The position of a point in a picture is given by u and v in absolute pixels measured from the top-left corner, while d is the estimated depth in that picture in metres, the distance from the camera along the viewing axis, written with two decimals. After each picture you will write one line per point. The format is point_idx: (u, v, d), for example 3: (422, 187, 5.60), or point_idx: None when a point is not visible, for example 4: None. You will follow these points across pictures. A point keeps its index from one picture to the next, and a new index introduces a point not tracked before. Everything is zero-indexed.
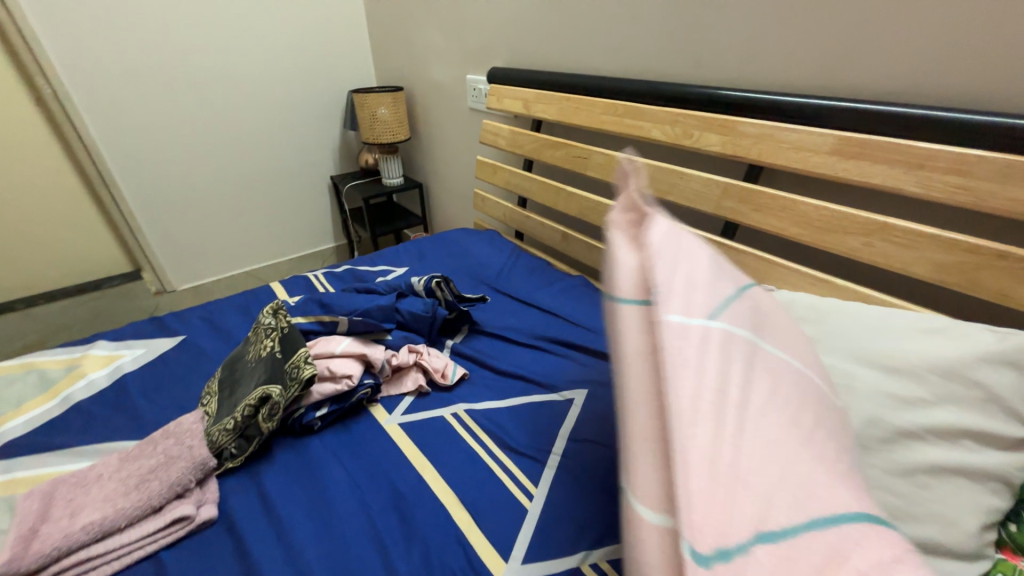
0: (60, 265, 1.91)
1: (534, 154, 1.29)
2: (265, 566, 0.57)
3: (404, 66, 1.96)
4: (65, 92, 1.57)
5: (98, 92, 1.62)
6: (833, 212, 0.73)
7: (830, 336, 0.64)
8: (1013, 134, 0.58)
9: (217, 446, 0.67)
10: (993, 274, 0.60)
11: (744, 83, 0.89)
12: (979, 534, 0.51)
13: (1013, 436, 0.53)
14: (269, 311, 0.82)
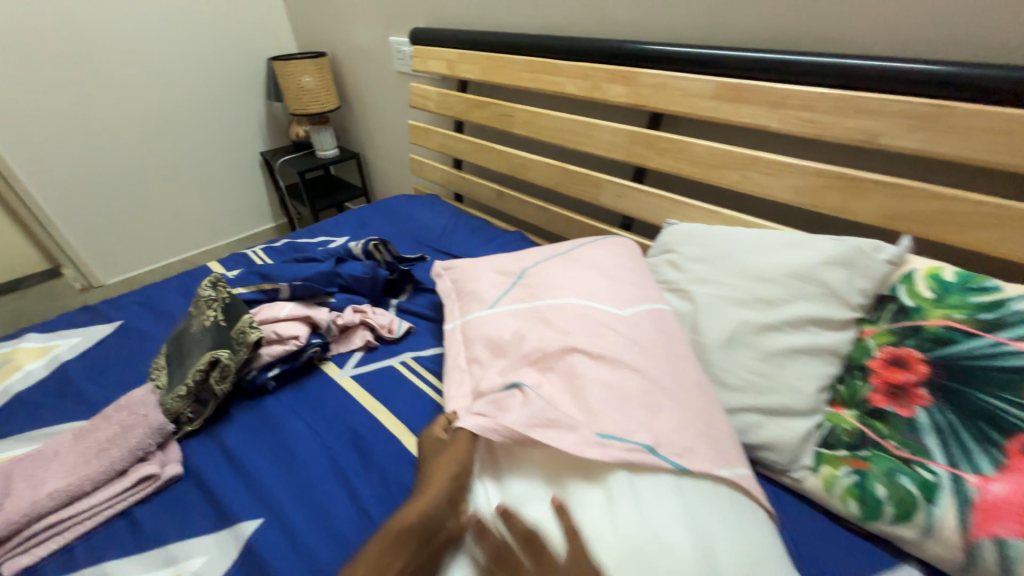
0: None
1: (462, 115, 1.32)
2: (235, 506, 0.63)
3: (324, 30, 1.87)
4: None
5: None
6: (718, 150, 0.84)
7: (721, 261, 0.77)
8: (846, 73, 0.69)
9: (173, 412, 0.71)
10: (834, 193, 0.73)
11: (645, 36, 0.97)
12: (818, 395, 0.64)
13: (847, 318, 0.65)
14: (208, 284, 0.83)
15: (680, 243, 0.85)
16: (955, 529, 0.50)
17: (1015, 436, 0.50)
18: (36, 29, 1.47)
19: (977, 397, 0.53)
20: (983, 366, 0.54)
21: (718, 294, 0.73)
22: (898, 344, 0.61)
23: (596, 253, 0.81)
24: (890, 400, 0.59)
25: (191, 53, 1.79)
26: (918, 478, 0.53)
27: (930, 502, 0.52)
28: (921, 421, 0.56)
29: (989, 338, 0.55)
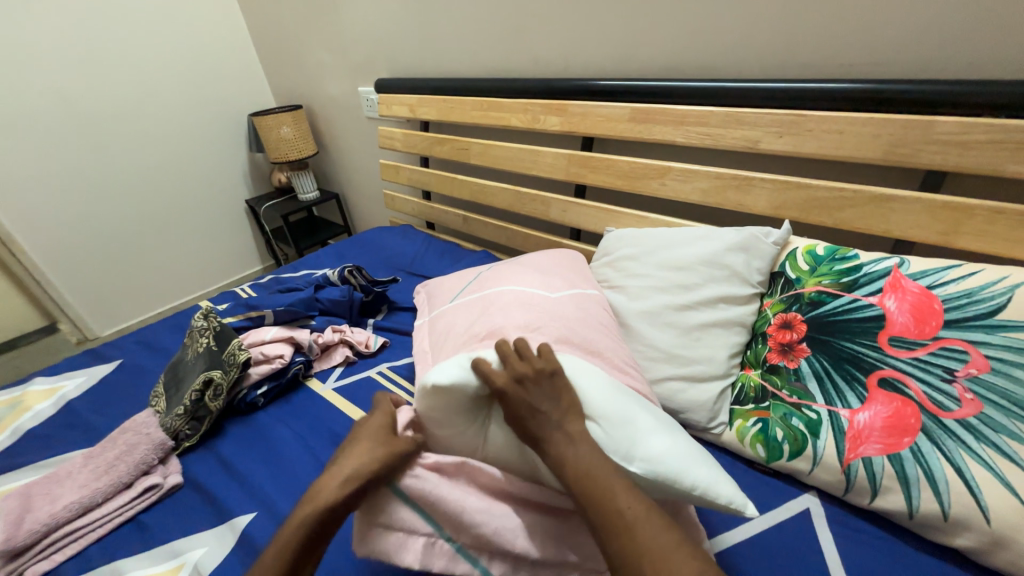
0: None
1: (426, 151, 1.46)
2: (231, 503, 0.72)
3: (299, 85, 2.05)
4: None
5: None
6: (638, 164, 0.97)
7: (646, 256, 0.89)
8: (727, 93, 0.84)
9: (173, 430, 0.80)
10: (731, 191, 0.86)
11: (572, 73, 1.12)
12: (730, 361, 0.75)
13: (748, 294, 0.77)
14: (201, 315, 0.93)
15: (615, 246, 0.97)
16: (834, 455, 0.60)
17: (871, 372, 0.61)
18: (34, 106, 1.61)
19: (842, 345, 0.65)
20: (846, 319, 0.66)
21: (645, 285, 0.85)
22: (787, 310, 0.72)
23: (541, 261, 0.93)
24: (782, 356, 0.70)
25: (177, 115, 1.95)
26: (805, 417, 0.64)
27: (815, 436, 0.62)
28: (804, 371, 0.67)
29: (849, 297, 0.67)
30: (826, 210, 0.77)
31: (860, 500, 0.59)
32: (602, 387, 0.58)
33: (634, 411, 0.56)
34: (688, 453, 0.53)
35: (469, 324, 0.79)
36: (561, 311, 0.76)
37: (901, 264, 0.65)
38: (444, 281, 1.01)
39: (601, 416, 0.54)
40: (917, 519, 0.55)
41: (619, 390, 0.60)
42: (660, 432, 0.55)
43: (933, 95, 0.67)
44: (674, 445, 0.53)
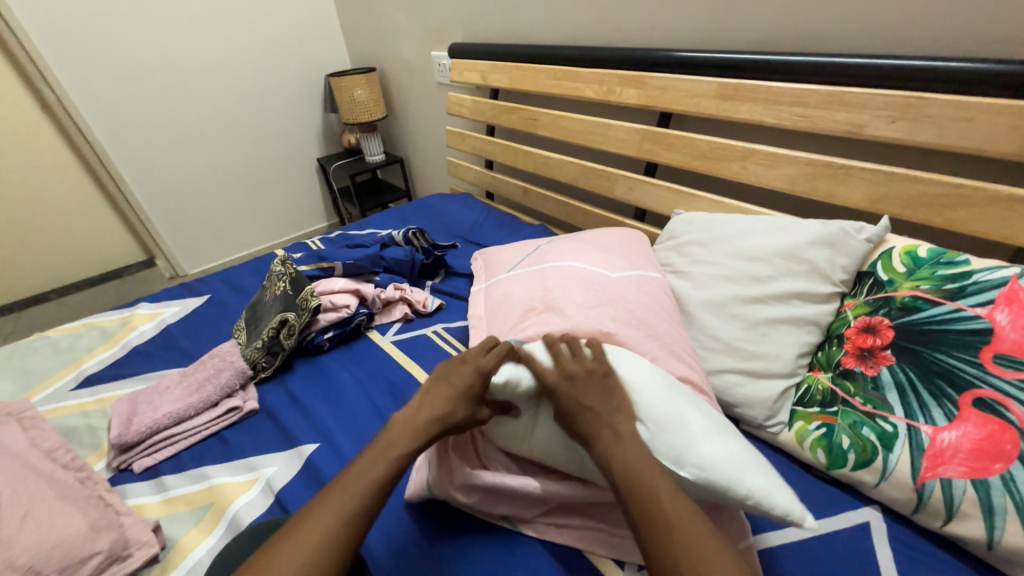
0: (81, 258, 2.09)
1: (493, 120, 1.46)
2: (298, 433, 0.79)
3: (374, 47, 2.09)
4: (68, 97, 1.68)
5: (97, 94, 1.73)
6: (719, 144, 0.91)
7: (717, 243, 0.85)
8: (833, 70, 0.76)
9: (252, 361, 0.88)
10: (823, 180, 0.79)
11: (656, 42, 1.06)
12: (797, 361, 0.71)
13: (828, 292, 0.72)
14: (279, 261, 1.01)
15: (683, 230, 0.93)
16: (907, 472, 0.56)
17: (966, 390, 0.56)
18: (144, 58, 1.77)
19: (934, 358, 0.59)
20: (943, 330, 0.60)
21: (711, 273, 0.82)
22: (872, 314, 0.67)
23: (602, 238, 0.91)
24: (858, 362, 0.66)
25: (263, 72, 2.06)
26: (878, 429, 0.60)
27: (887, 450, 0.58)
28: (884, 379, 0.62)
29: (951, 306, 0.60)
30: (936, 208, 0.69)
31: (931, 522, 0.55)
32: (657, 386, 0.57)
33: (688, 413, 0.54)
34: (745, 464, 0.50)
35: (525, 295, 0.80)
36: (620, 292, 0.75)
37: (1022, 275, 0.58)
38: (502, 254, 1.02)
39: (651, 414, 0.53)
40: (997, 551, 0.51)
41: (673, 389, 0.57)
42: (716, 439, 0.52)
43: None
44: (730, 451, 0.51)
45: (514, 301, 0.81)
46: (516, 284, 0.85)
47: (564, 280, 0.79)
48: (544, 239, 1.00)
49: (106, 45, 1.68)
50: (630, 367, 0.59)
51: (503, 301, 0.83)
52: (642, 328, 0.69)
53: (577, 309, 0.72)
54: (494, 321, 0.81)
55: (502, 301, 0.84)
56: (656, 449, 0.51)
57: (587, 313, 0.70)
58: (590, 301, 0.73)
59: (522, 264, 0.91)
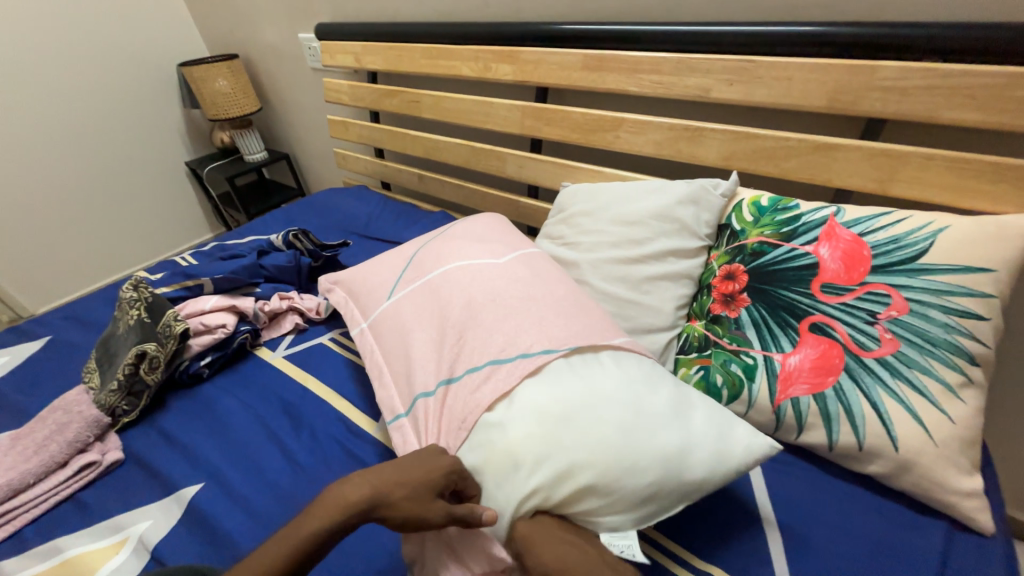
0: None
1: (375, 105, 1.37)
2: (177, 476, 0.70)
3: (233, 30, 1.85)
4: None
5: None
6: (591, 116, 0.94)
7: (601, 212, 0.88)
8: (680, 38, 0.81)
9: (108, 406, 0.76)
10: (683, 143, 0.85)
11: (524, 16, 1.05)
12: (676, 314, 0.77)
13: (696, 247, 0.78)
14: (130, 285, 0.87)
15: (570, 202, 0.95)
16: (767, 396, 0.64)
17: (804, 318, 0.64)
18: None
19: (779, 293, 0.66)
20: (784, 268, 0.67)
21: (598, 241, 0.84)
22: (731, 262, 0.73)
23: (490, 225, 0.90)
24: (724, 307, 0.72)
25: (94, 66, 1.74)
26: (743, 363, 0.66)
27: (751, 381, 0.65)
28: (744, 319, 0.68)
29: (788, 246, 0.68)
30: (772, 160, 0.77)
31: (788, 436, 0.63)
32: (576, 399, 0.53)
33: (666, 446, 0.51)
34: (727, 442, 0.53)
35: (418, 299, 0.75)
36: (511, 275, 0.73)
37: (837, 213, 0.67)
38: (367, 265, 0.90)
39: (613, 485, 0.49)
40: (837, 451, 0.59)
41: (634, 431, 0.51)
42: (698, 439, 0.53)
43: (878, 38, 0.66)
44: (711, 433, 0.54)
45: (402, 338, 0.72)
46: (399, 310, 0.76)
47: (448, 300, 0.72)
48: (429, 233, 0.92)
49: None
50: (580, 438, 0.50)
51: (391, 339, 0.74)
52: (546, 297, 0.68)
53: (479, 302, 0.69)
54: (391, 337, 0.74)
55: (390, 339, 0.74)
56: (664, 505, 0.51)
57: (488, 311, 0.67)
58: (485, 306, 0.68)
59: (401, 278, 0.82)
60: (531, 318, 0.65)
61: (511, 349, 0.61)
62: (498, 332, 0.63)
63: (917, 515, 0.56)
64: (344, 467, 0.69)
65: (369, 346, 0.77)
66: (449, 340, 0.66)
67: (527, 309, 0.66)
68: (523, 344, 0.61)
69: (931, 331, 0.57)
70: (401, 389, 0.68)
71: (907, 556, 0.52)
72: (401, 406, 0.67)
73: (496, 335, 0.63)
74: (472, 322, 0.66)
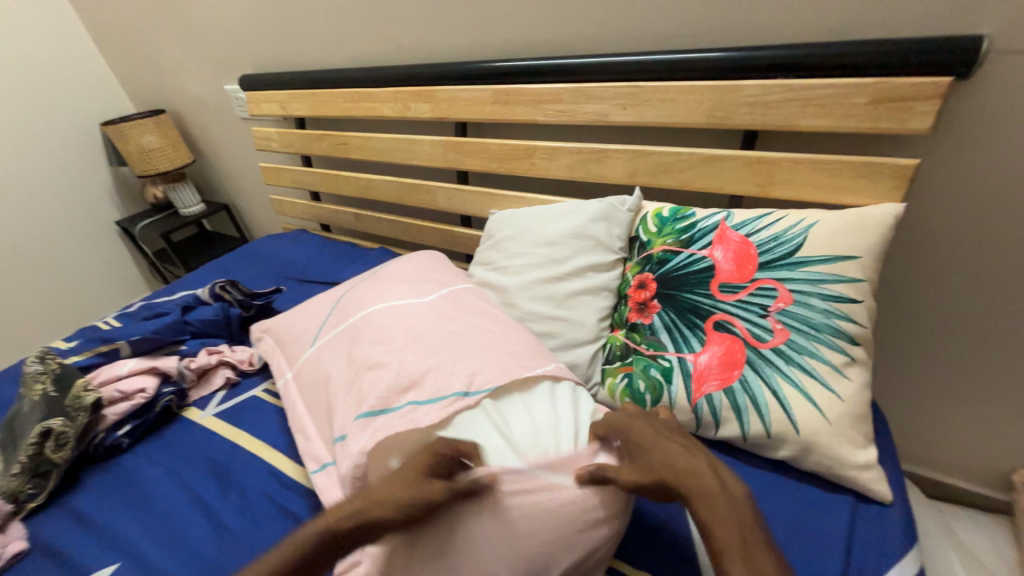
0: None
1: (305, 149, 1.38)
2: (89, 559, 0.65)
3: (158, 86, 1.83)
4: None
5: None
6: (507, 146, 0.99)
7: (524, 236, 0.91)
8: (572, 70, 0.87)
9: (11, 492, 0.70)
10: (591, 164, 0.90)
11: (435, 57, 1.11)
12: (601, 325, 0.80)
13: (612, 260, 0.82)
14: (35, 359, 0.82)
15: (497, 229, 0.98)
16: (684, 397, 0.66)
17: (707, 317, 0.67)
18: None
19: (684, 297, 0.70)
20: (686, 273, 0.71)
21: (524, 263, 0.87)
22: (641, 271, 0.77)
23: (411, 262, 0.92)
24: (639, 315, 0.75)
25: (6, 131, 1.66)
26: (660, 367, 0.69)
27: (669, 383, 0.68)
28: (657, 324, 0.72)
29: (688, 252, 0.73)
30: (670, 173, 0.83)
31: (708, 432, 0.66)
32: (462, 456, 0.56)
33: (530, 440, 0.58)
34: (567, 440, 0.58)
35: (339, 344, 0.76)
36: (432, 317, 0.74)
37: (726, 217, 0.72)
38: (295, 314, 0.90)
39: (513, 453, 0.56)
40: (750, 440, 0.63)
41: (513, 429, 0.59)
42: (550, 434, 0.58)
43: (739, 59, 0.73)
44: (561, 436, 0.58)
45: (320, 387, 0.73)
46: (317, 360, 0.76)
47: (360, 342, 0.73)
48: (354, 279, 0.93)
49: None
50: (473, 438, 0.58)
51: (310, 390, 0.74)
52: (461, 336, 0.70)
53: (392, 344, 0.70)
54: (312, 388, 0.74)
55: (310, 390, 0.74)
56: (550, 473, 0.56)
57: (408, 349, 0.68)
58: (397, 346, 0.69)
59: (324, 325, 0.82)
60: (446, 360, 0.66)
61: (428, 389, 0.63)
62: (412, 369, 0.65)
63: (827, 493, 0.59)
64: (276, 526, 0.67)
65: (293, 399, 0.76)
66: (365, 381, 0.66)
67: (440, 350, 0.68)
68: (441, 384, 0.63)
69: (815, 317, 0.62)
70: (325, 440, 0.68)
71: (818, 538, 0.55)
72: (326, 456, 0.67)
73: (414, 371, 0.65)
74: (378, 361, 0.68)
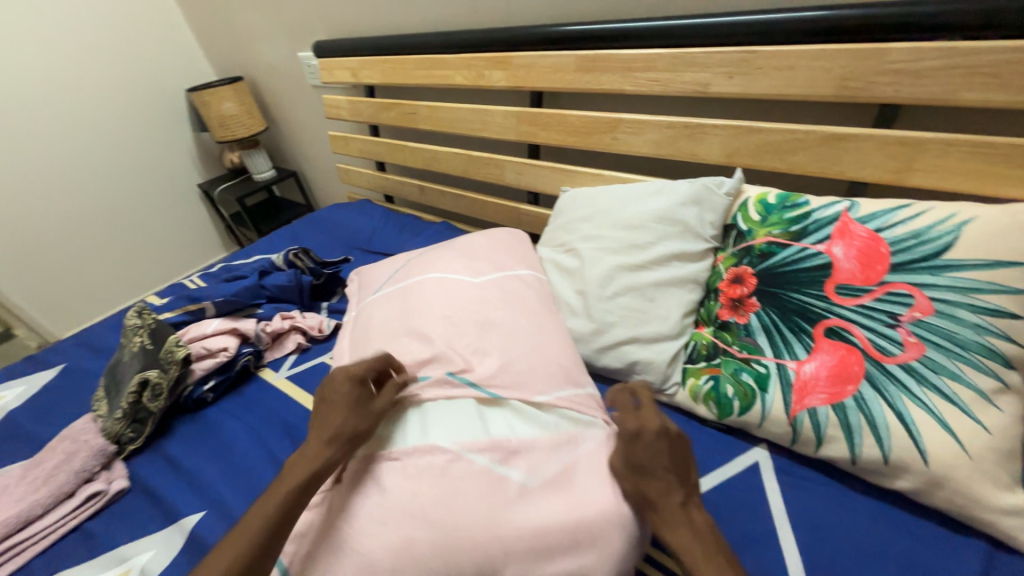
0: None
1: (373, 118, 1.37)
2: (179, 503, 0.70)
3: (236, 53, 1.88)
4: None
5: None
6: (586, 118, 0.91)
7: (600, 216, 0.84)
8: (670, 33, 0.77)
9: (114, 433, 0.76)
10: (683, 141, 0.81)
11: (513, 20, 1.04)
12: (684, 320, 0.73)
13: (702, 250, 0.74)
14: (134, 312, 0.88)
15: (569, 208, 0.92)
16: (781, 408, 0.60)
17: (818, 322, 0.60)
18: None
19: (789, 297, 0.63)
20: (794, 269, 0.63)
21: (600, 247, 0.81)
22: (738, 264, 0.70)
23: (478, 238, 0.88)
24: (732, 312, 0.69)
25: (106, 95, 1.78)
26: (754, 372, 0.63)
27: (764, 391, 0.61)
28: (753, 324, 0.65)
29: (798, 246, 0.64)
30: (778, 153, 0.73)
31: (806, 450, 0.59)
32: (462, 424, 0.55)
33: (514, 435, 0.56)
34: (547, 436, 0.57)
35: (395, 306, 0.75)
36: (477, 295, 0.71)
37: (850, 207, 0.62)
38: (371, 277, 0.94)
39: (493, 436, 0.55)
40: (860, 464, 0.55)
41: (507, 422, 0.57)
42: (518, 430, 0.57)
43: (888, 17, 0.61)
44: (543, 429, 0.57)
45: (368, 337, 0.73)
46: (372, 316, 0.77)
47: (413, 307, 0.72)
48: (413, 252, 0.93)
49: None
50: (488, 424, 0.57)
51: (359, 340, 0.75)
52: (497, 318, 0.67)
53: (441, 319, 0.68)
54: (361, 339, 0.75)
55: (359, 340, 0.75)
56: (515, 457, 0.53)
57: (445, 321, 0.67)
58: (445, 315, 0.68)
59: (388, 285, 0.83)
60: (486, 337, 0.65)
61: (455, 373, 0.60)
62: (452, 341, 0.64)
63: (952, 535, 0.51)
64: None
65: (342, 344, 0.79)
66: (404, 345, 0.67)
67: (483, 324, 0.66)
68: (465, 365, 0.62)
69: (959, 332, 0.53)
70: None
71: None
72: None
73: (451, 342, 0.64)
74: (422, 328, 0.67)
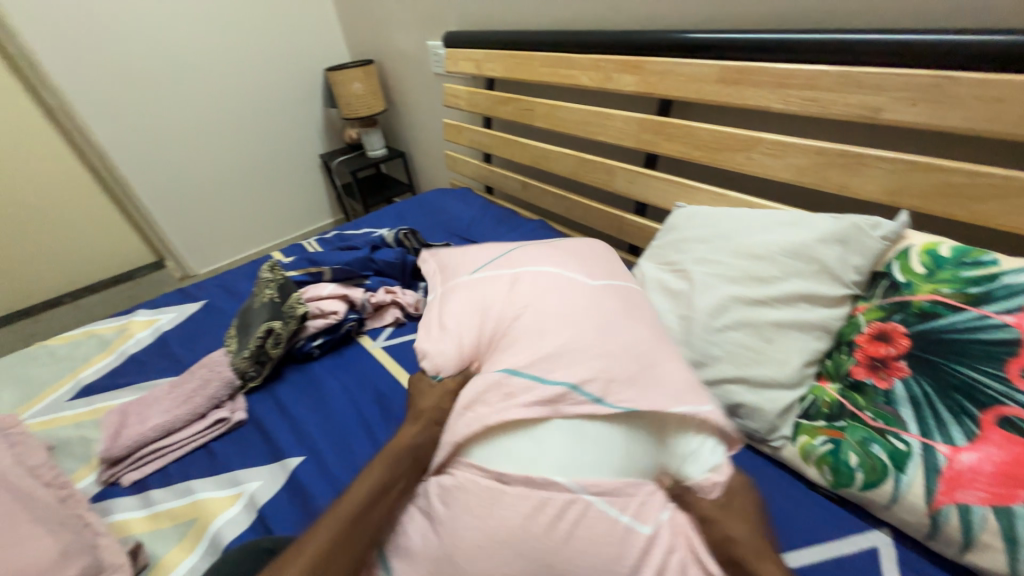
0: (93, 263, 2.10)
1: (489, 111, 1.40)
2: (283, 443, 0.78)
3: (371, 38, 2.03)
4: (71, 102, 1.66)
5: (99, 97, 1.70)
6: (719, 132, 0.85)
7: (721, 240, 0.78)
8: (843, 48, 0.69)
9: (241, 370, 0.87)
10: (835, 171, 0.72)
11: (653, 23, 0.99)
12: (804, 369, 0.66)
13: (842, 296, 0.66)
14: (269, 267, 0.99)
15: (685, 225, 0.87)
16: (921, 494, 0.52)
17: (990, 408, 0.51)
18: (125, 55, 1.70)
19: (954, 369, 0.55)
20: (965, 339, 0.55)
21: (715, 273, 0.75)
22: (886, 319, 0.62)
23: (582, 243, 0.86)
24: (870, 373, 0.62)
25: (261, 68, 2.02)
26: (889, 447, 0.56)
27: (899, 470, 0.54)
28: (899, 393, 0.58)
29: (977, 312, 0.55)
30: (962, 199, 0.62)
31: (948, 549, 0.51)
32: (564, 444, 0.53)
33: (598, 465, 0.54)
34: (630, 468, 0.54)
35: (497, 291, 0.75)
36: (594, 300, 0.68)
37: None
38: (471, 252, 0.95)
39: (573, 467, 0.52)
40: None
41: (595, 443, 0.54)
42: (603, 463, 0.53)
43: None
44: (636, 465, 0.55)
45: (469, 315, 0.74)
46: (472, 295, 0.77)
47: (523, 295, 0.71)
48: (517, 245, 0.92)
49: (99, 44, 1.63)
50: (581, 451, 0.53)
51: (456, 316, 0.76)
52: (612, 324, 0.65)
53: (553, 313, 0.66)
54: (458, 317, 0.75)
55: (456, 315, 0.76)
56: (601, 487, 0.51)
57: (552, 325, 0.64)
58: (559, 312, 0.66)
59: (490, 269, 0.83)
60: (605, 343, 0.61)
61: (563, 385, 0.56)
62: (564, 339, 0.62)
63: None
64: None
65: (435, 318, 0.80)
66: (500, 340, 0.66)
67: (598, 325, 0.64)
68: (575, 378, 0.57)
69: None
70: (454, 354, 0.69)
71: None
72: (448, 367, 0.69)
73: (563, 341, 0.61)
74: (532, 322, 0.65)
